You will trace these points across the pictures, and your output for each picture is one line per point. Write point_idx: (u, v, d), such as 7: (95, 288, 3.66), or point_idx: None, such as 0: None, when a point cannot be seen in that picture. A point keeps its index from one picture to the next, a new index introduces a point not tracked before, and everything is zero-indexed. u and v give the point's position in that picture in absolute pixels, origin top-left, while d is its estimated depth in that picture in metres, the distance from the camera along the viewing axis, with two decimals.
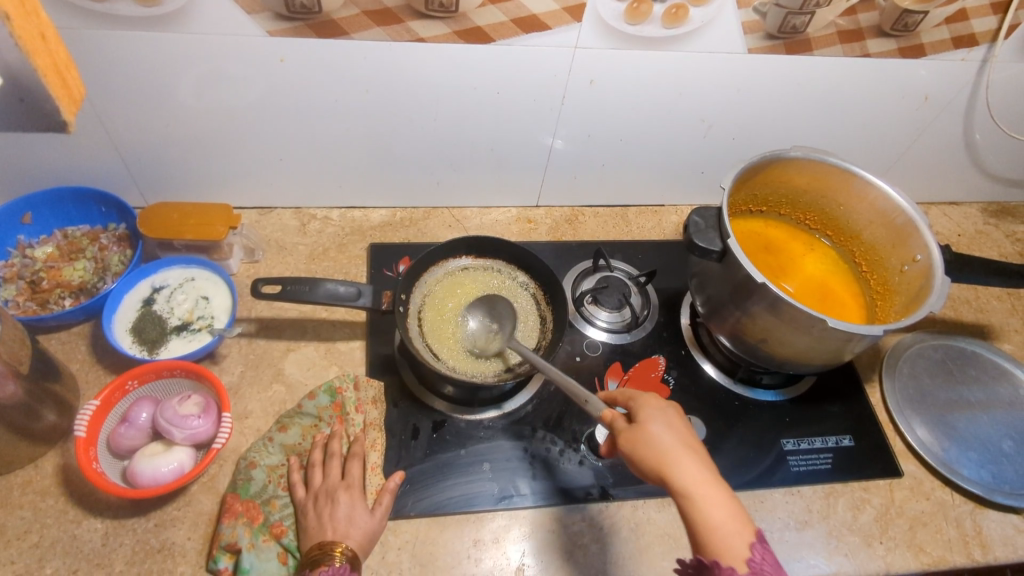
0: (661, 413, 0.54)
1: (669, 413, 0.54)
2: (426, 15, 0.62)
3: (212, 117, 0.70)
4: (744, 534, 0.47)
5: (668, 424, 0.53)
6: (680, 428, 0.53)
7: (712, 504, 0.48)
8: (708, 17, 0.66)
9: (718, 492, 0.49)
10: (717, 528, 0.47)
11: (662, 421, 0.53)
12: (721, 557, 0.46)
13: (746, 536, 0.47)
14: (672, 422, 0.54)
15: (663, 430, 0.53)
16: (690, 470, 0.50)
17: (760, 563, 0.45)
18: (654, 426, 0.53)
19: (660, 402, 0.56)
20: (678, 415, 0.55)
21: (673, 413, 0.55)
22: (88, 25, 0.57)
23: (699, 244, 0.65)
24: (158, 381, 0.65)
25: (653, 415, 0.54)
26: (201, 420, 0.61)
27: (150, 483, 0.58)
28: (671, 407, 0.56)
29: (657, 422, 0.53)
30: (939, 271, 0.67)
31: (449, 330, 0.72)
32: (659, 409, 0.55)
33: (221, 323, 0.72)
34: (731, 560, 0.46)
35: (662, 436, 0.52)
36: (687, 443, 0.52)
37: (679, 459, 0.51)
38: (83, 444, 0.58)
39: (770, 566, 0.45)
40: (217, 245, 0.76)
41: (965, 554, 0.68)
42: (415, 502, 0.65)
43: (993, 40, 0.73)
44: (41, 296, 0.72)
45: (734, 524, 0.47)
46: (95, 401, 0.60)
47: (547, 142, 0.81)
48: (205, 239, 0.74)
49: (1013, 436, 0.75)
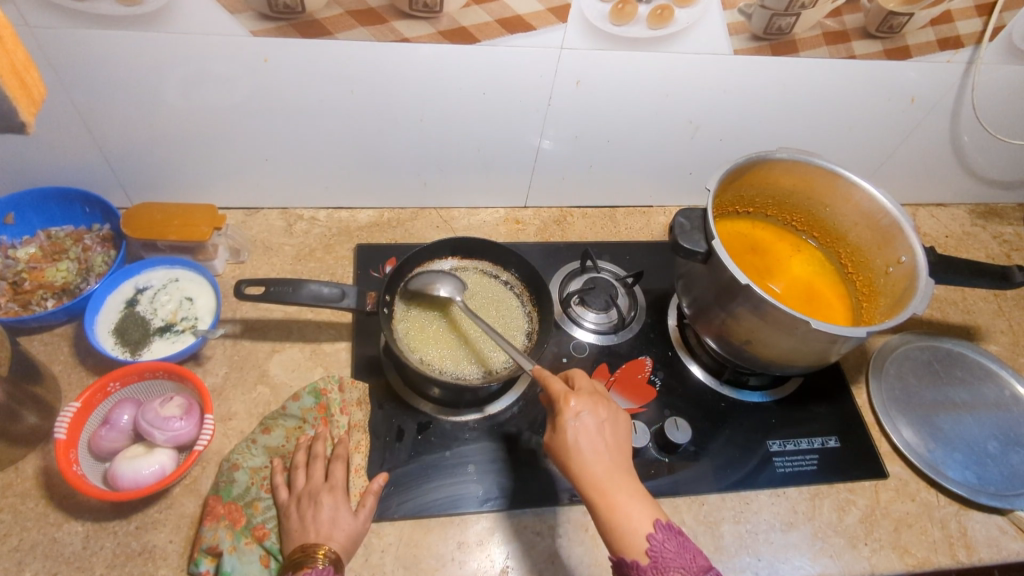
0: (579, 421, 0.56)
1: (583, 417, 0.56)
2: (410, 16, 0.62)
3: (197, 116, 0.69)
4: (642, 527, 0.51)
5: (584, 432, 0.56)
6: (590, 434, 0.56)
7: (620, 506, 0.53)
8: (695, 17, 0.65)
9: (622, 498, 0.53)
10: (624, 530, 0.52)
11: (579, 429, 0.56)
12: (625, 553, 0.51)
13: (647, 527, 0.52)
14: (588, 429, 0.56)
15: (577, 439, 0.55)
16: (603, 477, 0.54)
17: (660, 551, 0.50)
18: (571, 436, 0.56)
19: (577, 403, 0.57)
20: (597, 417, 0.57)
21: (588, 416, 0.57)
22: (69, 25, 0.57)
23: (684, 246, 0.64)
24: (140, 382, 0.64)
25: (571, 422, 0.56)
26: (182, 422, 0.61)
27: (130, 486, 0.58)
28: (588, 406, 0.57)
29: (571, 432, 0.56)
30: (923, 272, 0.67)
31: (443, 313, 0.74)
32: (575, 414, 0.56)
33: (205, 325, 0.71)
34: (633, 553, 0.50)
35: (576, 446, 0.55)
36: (597, 451, 0.55)
37: (591, 468, 0.54)
38: (63, 447, 0.57)
39: (670, 552, 0.50)
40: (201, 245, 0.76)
41: (949, 555, 0.68)
42: (399, 505, 0.64)
43: (978, 42, 0.73)
44: (24, 297, 0.71)
45: (637, 520, 0.52)
46: (76, 403, 0.60)
47: (534, 142, 0.80)
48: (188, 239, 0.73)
49: (997, 437, 0.75)
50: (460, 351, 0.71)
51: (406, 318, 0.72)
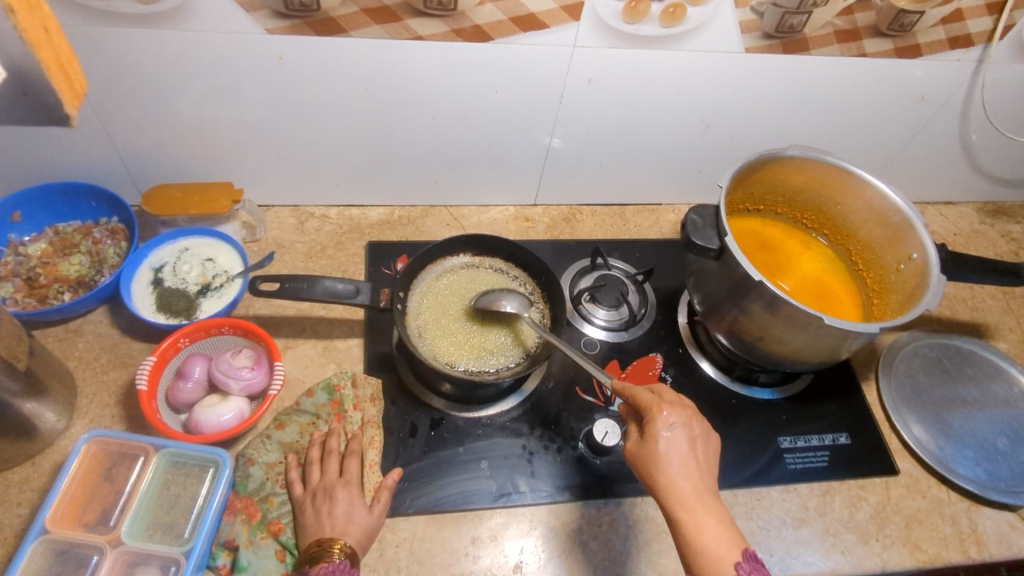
0: (671, 433, 0.55)
1: (676, 433, 0.55)
2: (425, 14, 0.62)
3: (212, 114, 0.70)
4: (731, 554, 0.49)
5: (677, 444, 0.54)
6: (683, 449, 0.54)
7: (707, 528, 0.51)
8: (706, 16, 0.66)
9: (711, 519, 0.51)
10: (709, 553, 0.50)
11: (672, 442, 0.54)
12: None
13: (734, 554, 0.49)
14: (680, 442, 0.54)
15: (669, 450, 0.54)
16: (692, 493, 0.52)
17: None
18: (662, 447, 0.54)
19: (671, 414, 0.56)
20: (690, 431, 0.55)
21: (682, 429, 0.55)
22: (87, 22, 0.57)
23: (697, 243, 0.65)
24: (207, 339, 0.69)
25: (664, 433, 0.55)
26: (253, 371, 0.66)
27: (214, 430, 0.63)
28: (682, 419, 0.56)
29: (662, 443, 0.54)
30: (935, 270, 0.68)
31: (458, 310, 0.74)
32: (668, 425, 0.55)
33: (238, 270, 0.76)
34: None
35: (667, 459, 0.54)
36: (687, 466, 0.54)
37: (680, 483, 0.53)
38: (147, 396, 0.62)
39: None
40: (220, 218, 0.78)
41: (960, 551, 0.69)
42: (413, 500, 0.65)
43: (988, 40, 0.74)
44: (40, 291, 0.72)
45: (724, 545, 0.50)
46: (152, 358, 0.64)
47: (545, 141, 0.81)
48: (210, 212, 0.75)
49: (1008, 434, 0.76)
50: (477, 348, 0.71)
51: (421, 315, 0.73)
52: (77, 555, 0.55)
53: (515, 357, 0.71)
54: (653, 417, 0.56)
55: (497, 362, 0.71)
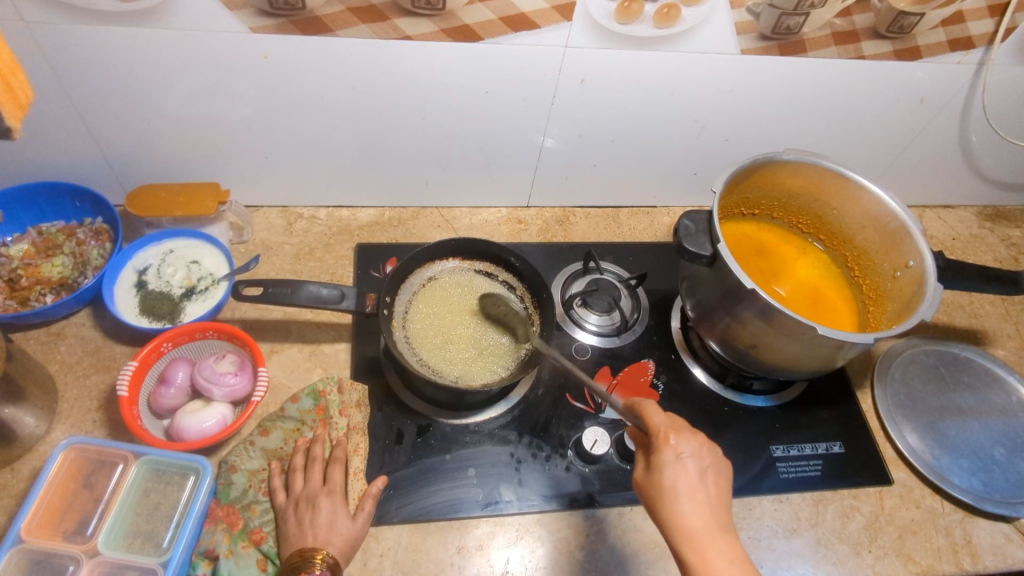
0: (681, 463, 0.53)
1: (687, 463, 0.53)
2: (412, 13, 0.61)
3: (196, 112, 0.68)
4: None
5: (686, 475, 0.52)
6: (694, 483, 0.52)
7: (720, 567, 0.49)
8: (700, 17, 0.64)
9: (722, 554, 0.50)
10: None
11: (681, 473, 0.52)
12: None
13: None
14: (691, 474, 0.52)
15: (677, 484, 0.52)
16: (702, 531, 0.51)
17: None
18: (671, 479, 0.52)
19: (681, 444, 0.53)
20: (701, 463, 0.53)
21: (695, 456, 0.53)
22: (66, 20, 0.56)
23: (689, 249, 0.63)
24: (191, 343, 0.68)
25: (671, 464, 0.53)
26: (237, 377, 0.65)
27: (196, 437, 0.62)
28: (693, 448, 0.54)
29: (670, 472, 0.52)
30: (932, 278, 0.66)
31: (451, 312, 0.73)
32: (678, 456, 0.53)
33: (224, 273, 0.75)
34: None
35: (675, 492, 0.52)
36: (699, 494, 0.52)
37: (690, 519, 0.51)
38: (127, 403, 0.61)
39: None
40: (206, 220, 0.76)
41: (954, 563, 0.68)
42: (398, 509, 0.64)
43: (990, 42, 0.72)
44: (21, 293, 0.70)
45: None
46: (133, 362, 0.63)
47: (538, 142, 0.80)
48: (194, 215, 0.74)
49: (1004, 444, 0.74)
50: (456, 353, 0.70)
51: (417, 296, 0.73)
52: (53, 564, 0.54)
53: (483, 370, 0.69)
54: (660, 445, 0.54)
55: (478, 371, 0.69)
